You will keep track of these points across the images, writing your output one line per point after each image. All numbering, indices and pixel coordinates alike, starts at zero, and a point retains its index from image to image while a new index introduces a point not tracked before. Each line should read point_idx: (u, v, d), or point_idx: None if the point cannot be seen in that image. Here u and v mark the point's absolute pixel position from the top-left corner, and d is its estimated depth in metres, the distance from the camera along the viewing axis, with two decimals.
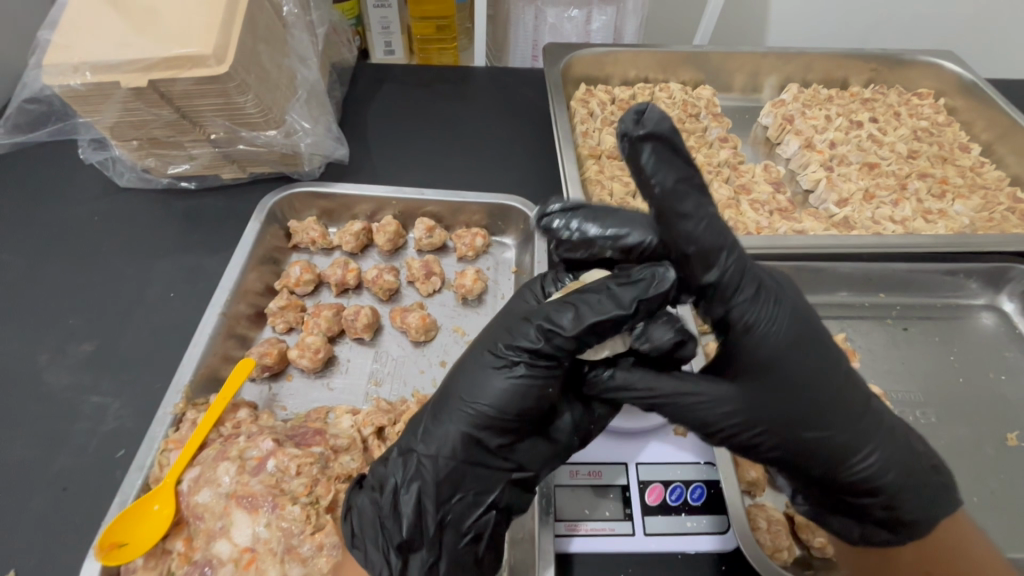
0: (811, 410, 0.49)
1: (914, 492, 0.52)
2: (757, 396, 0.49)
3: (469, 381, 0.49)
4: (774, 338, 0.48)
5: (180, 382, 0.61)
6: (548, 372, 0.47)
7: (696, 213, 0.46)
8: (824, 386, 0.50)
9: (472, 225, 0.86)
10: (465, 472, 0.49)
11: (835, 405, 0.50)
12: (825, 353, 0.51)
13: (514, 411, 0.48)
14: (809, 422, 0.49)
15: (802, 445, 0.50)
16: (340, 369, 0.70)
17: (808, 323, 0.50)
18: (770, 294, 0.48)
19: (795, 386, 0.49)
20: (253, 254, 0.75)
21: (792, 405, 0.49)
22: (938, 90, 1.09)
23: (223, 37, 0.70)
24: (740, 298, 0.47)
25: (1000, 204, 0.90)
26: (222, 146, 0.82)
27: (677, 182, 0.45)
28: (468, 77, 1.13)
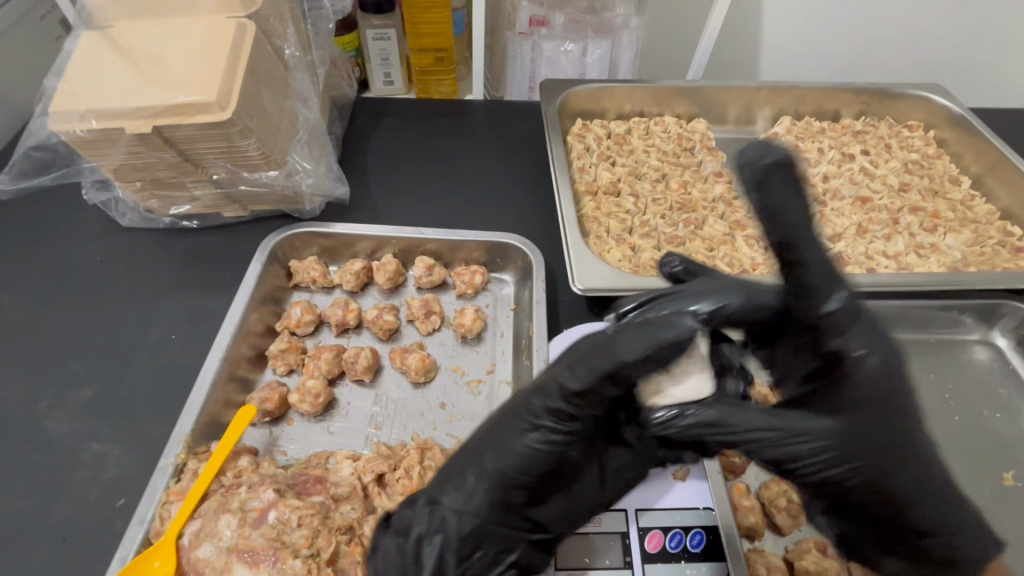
0: (890, 445, 0.53)
1: (974, 545, 0.52)
2: (829, 420, 0.54)
3: (495, 440, 0.53)
4: (859, 373, 0.55)
5: (181, 431, 0.61)
6: (569, 439, 0.52)
7: (812, 248, 0.56)
8: (892, 421, 0.54)
9: (471, 261, 0.87)
10: (488, 529, 0.52)
11: (900, 440, 0.54)
12: (900, 396, 0.56)
13: (537, 472, 0.53)
14: (877, 452, 0.53)
15: (863, 472, 0.53)
16: (340, 412, 0.71)
17: (901, 377, 0.56)
18: (871, 341, 0.56)
19: (882, 422, 0.54)
20: (254, 295, 0.76)
21: (863, 432, 0.53)
22: (928, 122, 1.12)
23: (226, 85, 0.71)
24: (847, 337, 0.56)
25: (990, 238, 0.91)
26: (223, 187, 0.83)
27: (806, 217, 0.56)
28: (466, 111, 1.15)
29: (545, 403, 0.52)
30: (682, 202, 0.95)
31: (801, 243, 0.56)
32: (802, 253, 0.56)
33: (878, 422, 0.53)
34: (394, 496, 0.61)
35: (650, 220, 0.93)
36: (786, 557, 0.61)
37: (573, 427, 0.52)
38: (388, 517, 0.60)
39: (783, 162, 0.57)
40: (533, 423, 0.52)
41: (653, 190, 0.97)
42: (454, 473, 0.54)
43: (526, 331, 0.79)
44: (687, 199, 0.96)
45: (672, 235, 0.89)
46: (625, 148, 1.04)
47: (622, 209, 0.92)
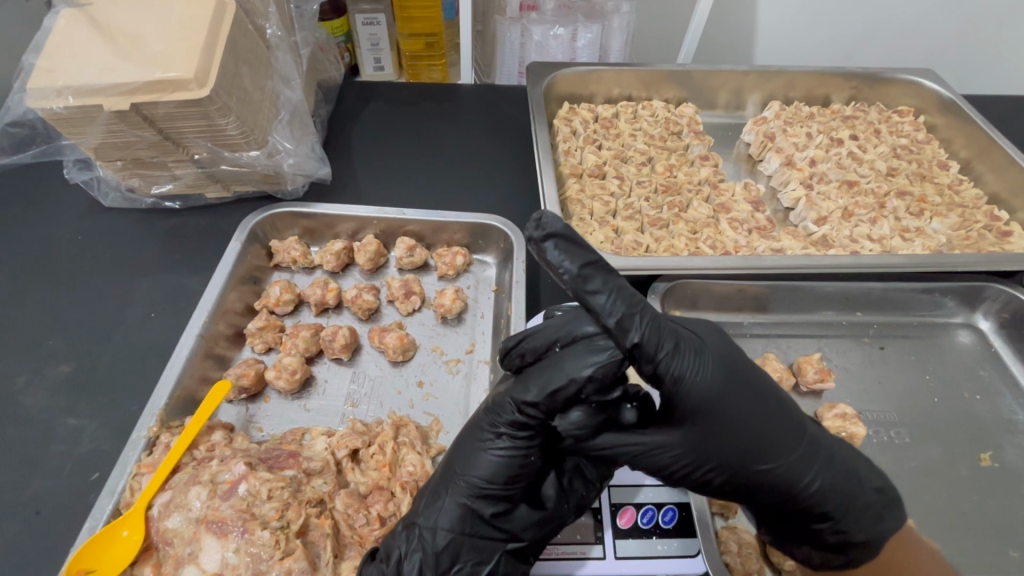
0: (749, 453, 0.50)
1: (864, 513, 0.53)
2: (699, 441, 0.49)
3: (462, 456, 0.53)
4: (699, 388, 0.48)
5: (155, 405, 0.62)
6: (529, 443, 0.51)
7: (605, 288, 0.45)
8: (759, 419, 0.50)
9: (453, 243, 0.87)
10: (464, 542, 0.52)
11: (774, 436, 0.51)
12: (757, 388, 0.52)
13: (503, 480, 0.51)
14: (753, 455, 0.50)
15: (750, 477, 0.50)
16: (317, 391, 0.71)
17: (728, 370, 0.50)
18: (686, 346, 0.48)
19: (733, 434, 0.49)
20: (233, 274, 0.76)
21: (737, 442, 0.49)
22: (918, 108, 1.11)
23: (204, 62, 0.71)
24: (660, 356, 0.46)
25: (977, 222, 0.91)
26: (205, 166, 0.83)
27: (585, 267, 0.44)
28: (454, 95, 1.14)
29: (502, 410, 0.51)
30: (667, 184, 0.94)
31: (592, 290, 0.45)
32: (593, 306, 0.45)
33: (735, 428, 0.49)
34: (367, 471, 0.62)
35: (634, 203, 0.92)
36: (758, 534, 0.61)
37: (530, 431, 0.50)
38: (360, 491, 0.60)
39: (554, 233, 0.44)
40: (491, 433, 0.51)
41: (638, 173, 0.96)
42: (430, 491, 0.54)
43: (506, 312, 0.79)
44: (673, 181, 0.95)
45: (655, 218, 0.89)
46: (611, 132, 1.03)
47: (606, 192, 0.92)
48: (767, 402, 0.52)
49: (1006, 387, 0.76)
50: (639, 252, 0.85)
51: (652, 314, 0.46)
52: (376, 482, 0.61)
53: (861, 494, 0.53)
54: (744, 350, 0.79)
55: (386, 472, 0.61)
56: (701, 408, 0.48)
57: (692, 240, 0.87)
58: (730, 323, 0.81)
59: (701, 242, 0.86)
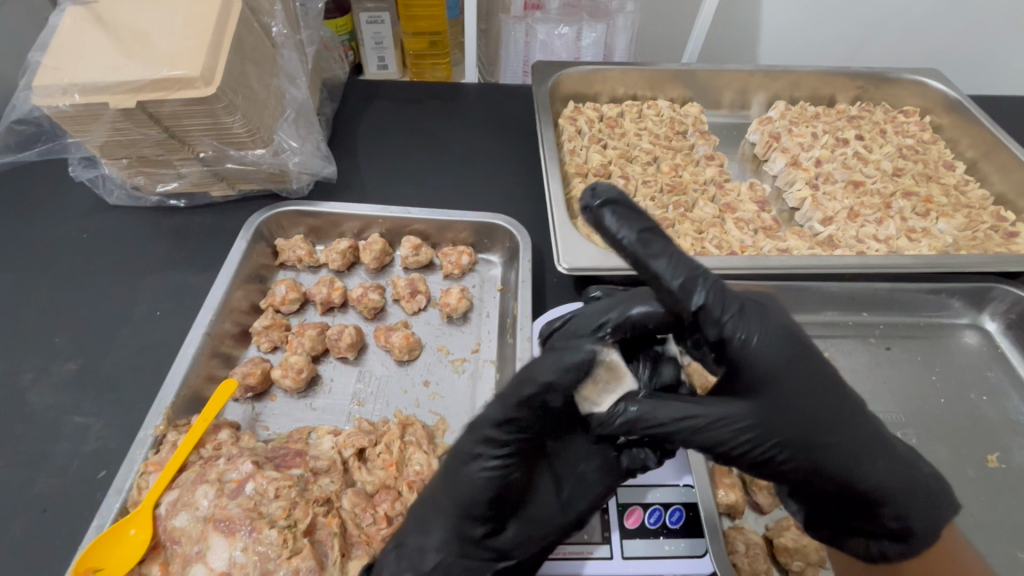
0: (819, 425, 0.50)
1: (916, 497, 0.53)
2: (768, 412, 0.48)
3: (444, 477, 0.52)
4: (769, 356, 0.48)
5: (162, 403, 0.62)
6: (508, 465, 0.50)
7: (664, 253, 0.46)
8: (822, 395, 0.50)
9: (458, 242, 0.87)
10: (454, 564, 0.51)
11: (837, 411, 0.51)
12: (820, 365, 0.52)
13: (485, 503, 0.50)
14: (819, 430, 0.50)
15: (815, 455, 0.50)
16: (323, 389, 0.71)
17: (798, 341, 0.51)
18: (755, 314, 0.49)
19: (801, 406, 0.49)
20: (239, 272, 0.76)
21: (804, 415, 0.49)
22: (924, 108, 1.11)
23: (211, 60, 0.71)
24: (727, 319, 0.47)
25: (984, 223, 0.91)
26: (210, 165, 0.82)
27: (644, 231, 0.47)
28: (458, 94, 1.14)
29: (480, 432, 0.49)
30: (672, 184, 0.94)
31: (652, 255, 0.46)
32: (654, 271, 0.46)
33: (804, 400, 0.49)
34: (374, 470, 0.61)
35: (640, 203, 0.92)
36: (765, 535, 0.61)
37: (508, 451, 0.49)
38: (367, 490, 0.60)
39: (608, 199, 0.48)
40: (471, 456, 0.50)
41: (643, 173, 0.96)
42: (416, 513, 0.53)
43: (512, 311, 0.79)
44: (678, 181, 0.95)
45: (660, 217, 0.89)
46: (617, 131, 1.03)
47: None
48: (829, 382, 0.51)
49: (1013, 388, 0.76)
50: None
51: (717, 281, 0.48)
52: (383, 481, 0.61)
53: (915, 476, 0.54)
54: None
55: (393, 471, 0.61)
56: (773, 377, 0.48)
57: (698, 240, 0.87)
58: None
59: (707, 242, 0.86)
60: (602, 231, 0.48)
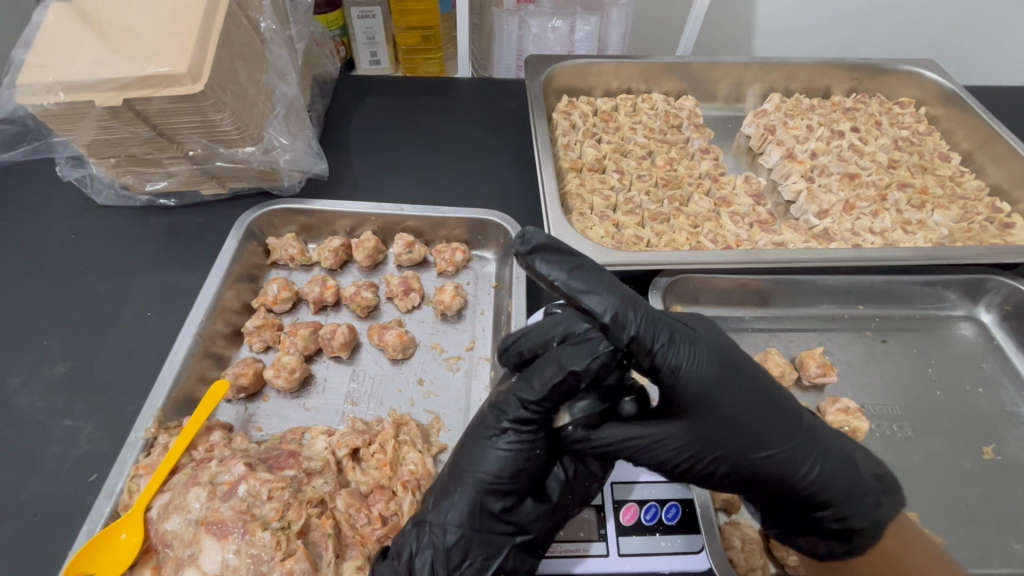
0: (751, 442, 0.51)
1: (862, 500, 0.53)
2: (701, 434, 0.50)
3: (470, 452, 0.52)
4: (698, 376, 0.50)
5: (152, 406, 0.61)
6: (535, 437, 0.51)
7: (595, 287, 0.48)
8: (756, 408, 0.51)
9: (452, 239, 0.86)
10: (474, 537, 0.51)
11: (772, 426, 0.52)
12: (754, 378, 0.53)
13: (511, 475, 0.51)
14: (753, 443, 0.51)
15: (752, 469, 0.51)
16: (317, 389, 0.70)
17: (727, 360, 0.52)
18: (684, 339, 0.50)
19: (733, 425, 0.50)
20: (230, 272, 0.75)
21: (736, 429, 0.50)
22: (919, 99, 1.10)
23: (197, 56, 0.70)
24: (659, 347, 0.48)
25: (979, 214, 0.90)
26: (200, 163, 0.82)
27: (572, 271, 0.49)
28: (451, 89, 1.13)
29: (507, 407, 0.51)
30: (667, 178, 0.93)
31: (584, 290, 0.48)
32: (586, 305, 0.48)
33: (736, 417, 0.51)
34: (368, 470, 0.61)
35: (635, 197, 0.91)
36: (762, 529, 0.61)
37: (534, 427, 0.50)
38: (362, 491, 0.60)
39: (539, 248, 0.49)
40: (498, 430, 0.51)
41: (638, 167, 0.95)
42: (439, 488, 0.53)
43: (506, 308, 0.78)
44: (673, 175, 0.94)
45: (656, 212, 0.88)
46: (611, 125, 1.02)
47: (606, 186, 0.91)
48: (767, 390, 0.53)
49: (1008, 379, 0.76)
50: (640, 246, 0.84)
51: (645, 308, 0.48)
52: (377, 481, 0.60)
53: (859, 481, 0.53)
54: (746, 345, 0.78)
55: (387, 471, 0.61)
56: (701, 399, 0.50)
57: (693, 234, 0.86)
58: (732, 318, 0.80)
59: (702, 236, 0.85)
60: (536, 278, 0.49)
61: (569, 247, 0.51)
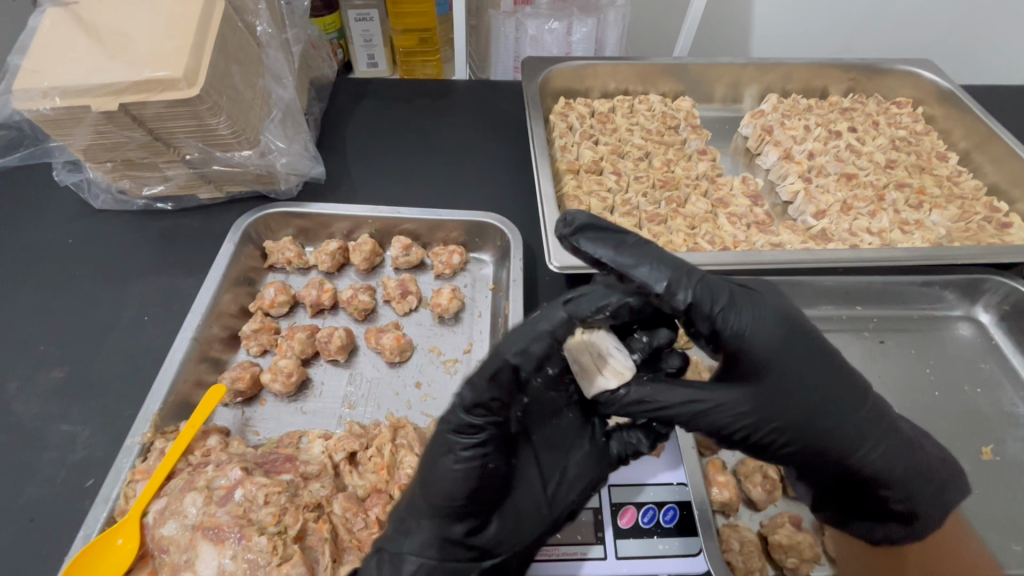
0: (814, 413, 0.51)
1: (921, 481, 0.56)
2: (769, 401, 0.50)
3: (422, 476, 0.51)
4: (765, 345, 0.50)
5: (149, 410, 0.61)
6: (480, 454, 0.49)
7: (648, 259, 0.48)
8: (824, 382, 0.52)
9: (449, 242, 0.86)
10: (437, 565, 0.51)
11: (833, 397, 0.52)
12: (822, 349, 0.52)
13: (464, 497, 0.50)
14: (817, 413, 0.51)
15: (813, 439, 0.52)
16: (314, 393, 0.70)
17: (798, 328, 0.52)
18: (750, 304, 0.50)
19: (798, 395, 0.51)
20: (227, 276, 0.75)
21: (802, 402, 0.51)
22: (916, 99, 1.10)
23: (193, 61, 0.70)
24: (723, 313, 0.48)
25: (976, 214, 0.90)
26: (197, 167, 0.82)
27: (618, 247, 0.49)
28: (448, 92, 1.13)
29: (451, 424, 0.49)
30: (664, 179, 0.93)
31: (633, 263, 0.48)
32: (637, 278, 0.48)
33: (802, 387, 0.51)
34: (365, 474, 0.61)
35: (632, 199, 0.91)
36: (760, 531, 0.61)
37: (478, 442, 0.49)
38: (359, 495, 0.60)
39: (581, 227, 0.51)
40: (445, 452, 0.50)
41: (635, 169, 0.95)
42: (399, 515, 0.52)
43: (503, 311, 0.78)
44: (670, 176, 0.94)
45: (653, 213, 0.88)
46: (608, 127, 1.02)
47: (603, 188, 0.91)
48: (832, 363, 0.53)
49: (1007, 380, 0.76)
50: None
51: (700, 275, 0.48)
52: (375, 485, 0.60)
53: (917, 461, 0.55)
54: None
55: (384, 474, 0.61)
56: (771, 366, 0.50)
57: (690, 235, 0.86)
58: None
59: (700, 237, 0.85)
60: (578, 255, 0.51)
61: (613, 227, 0.51)
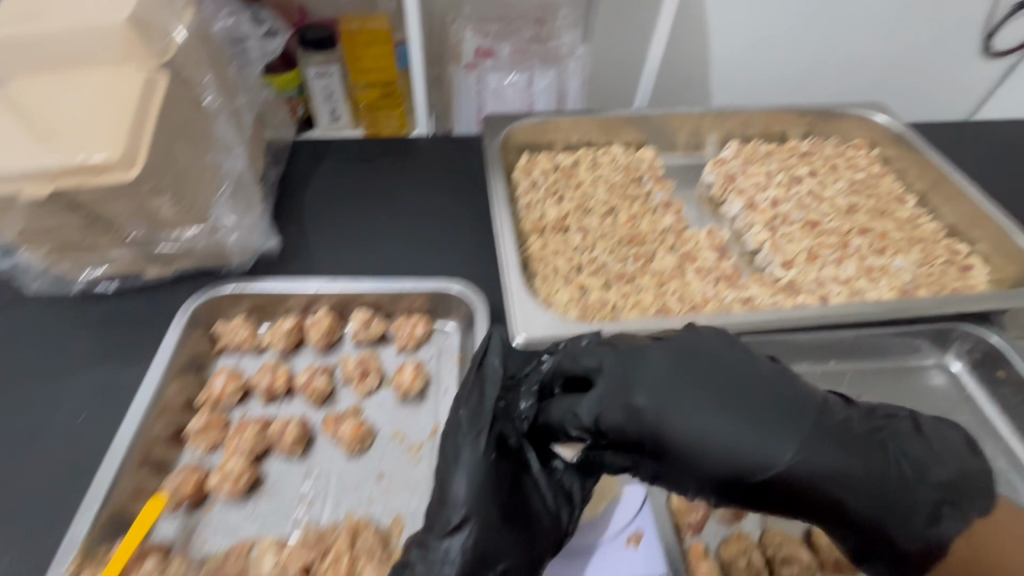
0: (739, 454, 0.48)
1: (897, 501, 0.49)
2: (678, 459, 0.50)
3: (444, 481, 0.56)
4: (654, 390, 0.52)
5: (76, 536, 0.57)
6: (495, 454, 0.56)
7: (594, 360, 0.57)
8: (730, 409, 0.50)
9: (413, 310, 0.82)
10: (471, 572, 0.52)
11: (758, 421, 0.49)
12: (713, 367, 0.52)
13: (490, 491, 0.54)
14: (747, 466, 0.48)
15: (750, 489, 0.49)
16: (267, 493, 0.65)
17: (685, 362, 0.53)
18: (630, 363, 0.55)
19: (710, 440, 0.49)
20: (172, 366, 0.70)
21: (739, 428, 0.48)
22: (872, 140, 1.13)
23: (132, 142, 0.67)
24: (605, 379, 0.55)
25: (938, 257, 0.91)
26: (141, 247, 0.78)
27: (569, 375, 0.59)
28: (411, 148, 1.12)
29: (468, 432, 0.57)
30: (630, 235, 0.92)
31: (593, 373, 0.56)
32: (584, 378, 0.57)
33: (708, 421, 0.49)
34: None
35: (599, 257, 0.89)
36: None
37: (496, 442, 0.57)
38: None
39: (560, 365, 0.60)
40: (463, 452, 0.56)
41: (601, 225, 0.94)
42: (421, 536, 0.55)
43: None
44: (636, 232, 0.93)
45: (621, 272, 0.86)
46: (572, 182, 1.01)
47: (569, 247, 0.89)
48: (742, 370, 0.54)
49: (982, 433, 0.75)
50: (607, 310, 0.81)
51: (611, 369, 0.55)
52: None
53: (875, 472, 0.49)
54: None
55: None
56: (660, 423, 0.51)
57: (659, 294, 0.84)
58: None
59: (669, 296, 0.84)
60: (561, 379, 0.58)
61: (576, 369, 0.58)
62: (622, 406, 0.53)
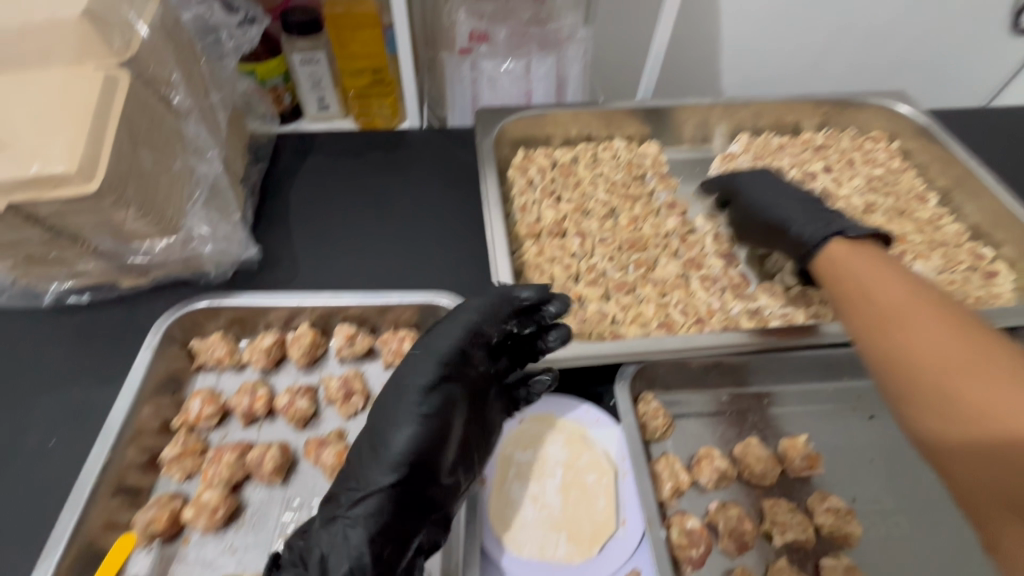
0: (788, 206, 0.78)
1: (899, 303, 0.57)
2: (780, 198, 0.80)
3: (384, 425, 0.57)
4: (764, 200, 0.81)
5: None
6: (435, 399, 0.58)
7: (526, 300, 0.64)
8: (793, 206, 0.78)
9: (400, 323, 0.78)
10: (394, 519, 0.53)
11: (806, 210, 0.76)
12: (815, 212, 0.75)
13: (427, 437, 0.56)
14: (776, 206, 0.79)
15: (778, 212, 0.78)
16: (245, 524, 0.62)
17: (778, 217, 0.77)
18: (756, 182, 0.86)
19: (800, 207, 0.77)
20: (144, 388, 0.66)
21: (753, 196, 0.83)
22: (892, 132, 1.05)
23: (92, 151, 0.61)
24: (741, 195, 0.86)
25: (961, 263, 0.87)
26: (111, 258, 0.74)
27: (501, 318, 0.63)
28: (401, 142, 1.06)
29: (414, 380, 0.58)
30: (632, 239, 0.87)
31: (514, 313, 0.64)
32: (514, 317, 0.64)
33: (764, 208, 0.80)
34: None
35: (597, 263, 0.84)
36: None
37: (437, 389, 0.58)
38: None
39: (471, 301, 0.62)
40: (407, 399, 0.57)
41: (601, 229, 0.88)
42: (348, 484, 0.55)
43: None
44: (638, 235, 0.88)
45: (620, 281, 0.82)
46: (570, 180, 0.96)
47: (566, 254, 0.84)
48: (769, 226, 0.78)
49: None
50: (606, 323, 0.77)
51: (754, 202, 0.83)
52: None
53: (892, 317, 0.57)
54: (723, 432, 0.71)
55: None
56: (776, 190, 0.83)
57: (661, 305, 0.80)
58: (706, 399, 0.73)
59: (671, 307, 0.79)
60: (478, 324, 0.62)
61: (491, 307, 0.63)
62: (768, 208, 0.80)
